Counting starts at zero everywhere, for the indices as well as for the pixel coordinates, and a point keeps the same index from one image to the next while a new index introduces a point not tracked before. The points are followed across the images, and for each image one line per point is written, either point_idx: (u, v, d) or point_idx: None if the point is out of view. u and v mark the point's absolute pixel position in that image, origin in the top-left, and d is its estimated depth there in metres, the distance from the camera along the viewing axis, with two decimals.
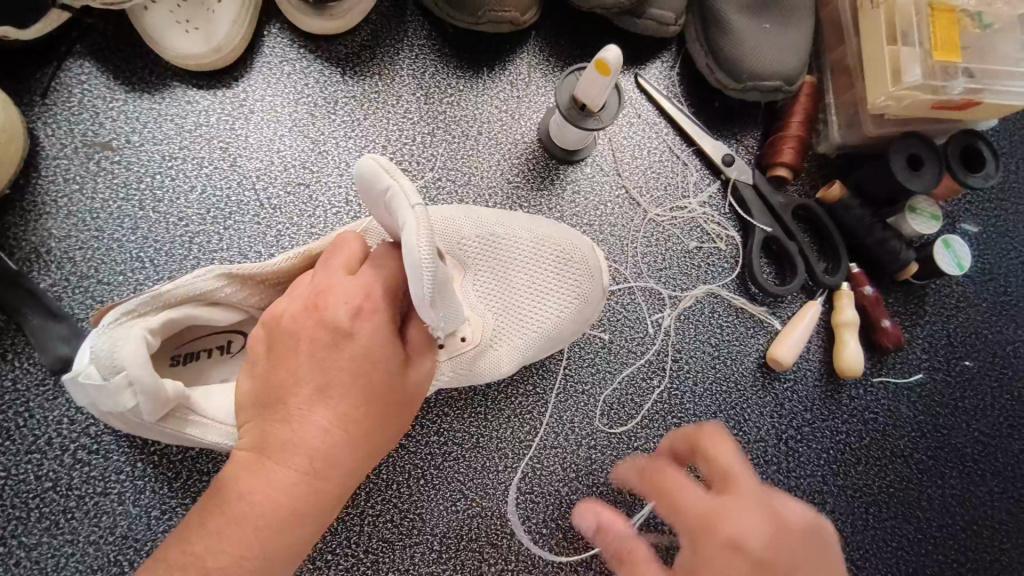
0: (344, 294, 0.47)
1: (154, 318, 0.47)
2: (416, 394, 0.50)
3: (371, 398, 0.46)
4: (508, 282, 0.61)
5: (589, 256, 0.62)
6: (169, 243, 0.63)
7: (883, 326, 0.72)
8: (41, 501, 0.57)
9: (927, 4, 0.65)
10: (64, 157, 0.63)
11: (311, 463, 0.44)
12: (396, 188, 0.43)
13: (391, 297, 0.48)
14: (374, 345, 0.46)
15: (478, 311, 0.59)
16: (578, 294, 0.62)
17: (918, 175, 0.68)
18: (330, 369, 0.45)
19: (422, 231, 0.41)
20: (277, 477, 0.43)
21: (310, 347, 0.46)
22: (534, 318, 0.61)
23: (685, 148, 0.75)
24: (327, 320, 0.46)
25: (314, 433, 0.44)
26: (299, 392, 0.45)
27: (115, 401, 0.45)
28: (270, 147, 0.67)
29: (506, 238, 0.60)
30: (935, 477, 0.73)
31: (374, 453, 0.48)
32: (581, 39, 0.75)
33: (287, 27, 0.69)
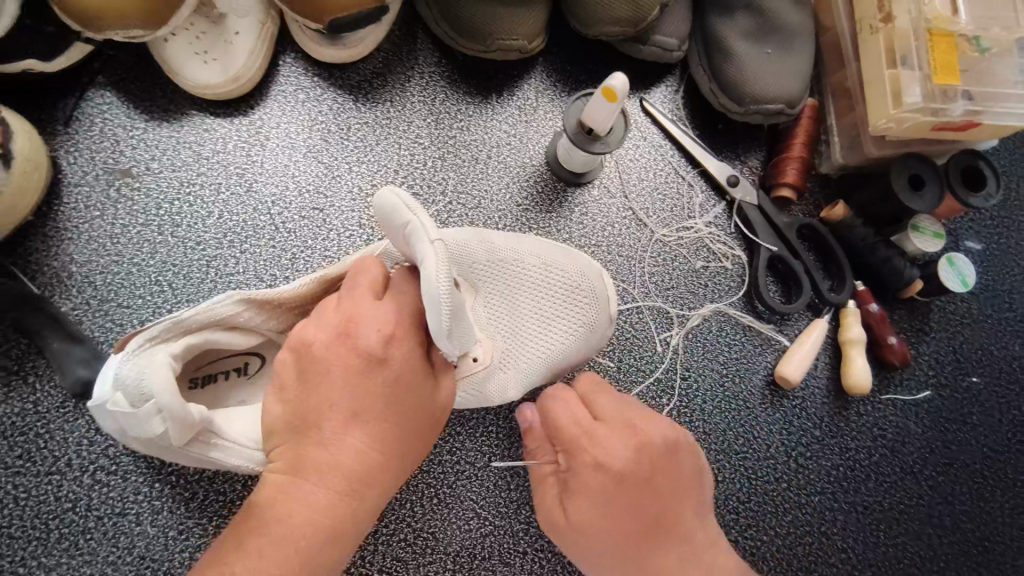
0: (375, 320, 0.47)
1: (178, 344, 0.49)
2: (441, 416, 0.51)
3: (402, 420, 0.47)
4: (516, 307, 0.61)
5: (597, 287, 0.63)
6: (187, 267, 0.64)
7: (889, 343, 0.73)
8: (61, 522, 0.58)
9: (925, 27, 0.66)
10: (86, 184, 0.64)
11: (347, 484, 0.45)
12: (414, 223, 0.45)
13: (418, 322, 0.49)
14: (407, 369, 0.48)
15: (488, 332, 0.60)
16: (583, 324, 0.63)
17: (920, 195, 0.69)
18: (365, 394, 0.46)
19: (441, 266, 0.43)
20: (316, 497, 0.44)
21: (344, 372, 0.46)
22: (540, 345, 0.62)
23: (690, 170, 0.77)
24: (360, 347, 0.46)
25: (351, 454, 0.45)
26: (335, 416, 0.46)
27: (143, 427, 0.45)
28: (285, 173, 0.69)
29: (515, 262, 0.61)
30: (945, 494, 0.73)
31: (401, 472, 0.49)
32: (587, 65, 0.77)
33: (301, 57, 0.71)
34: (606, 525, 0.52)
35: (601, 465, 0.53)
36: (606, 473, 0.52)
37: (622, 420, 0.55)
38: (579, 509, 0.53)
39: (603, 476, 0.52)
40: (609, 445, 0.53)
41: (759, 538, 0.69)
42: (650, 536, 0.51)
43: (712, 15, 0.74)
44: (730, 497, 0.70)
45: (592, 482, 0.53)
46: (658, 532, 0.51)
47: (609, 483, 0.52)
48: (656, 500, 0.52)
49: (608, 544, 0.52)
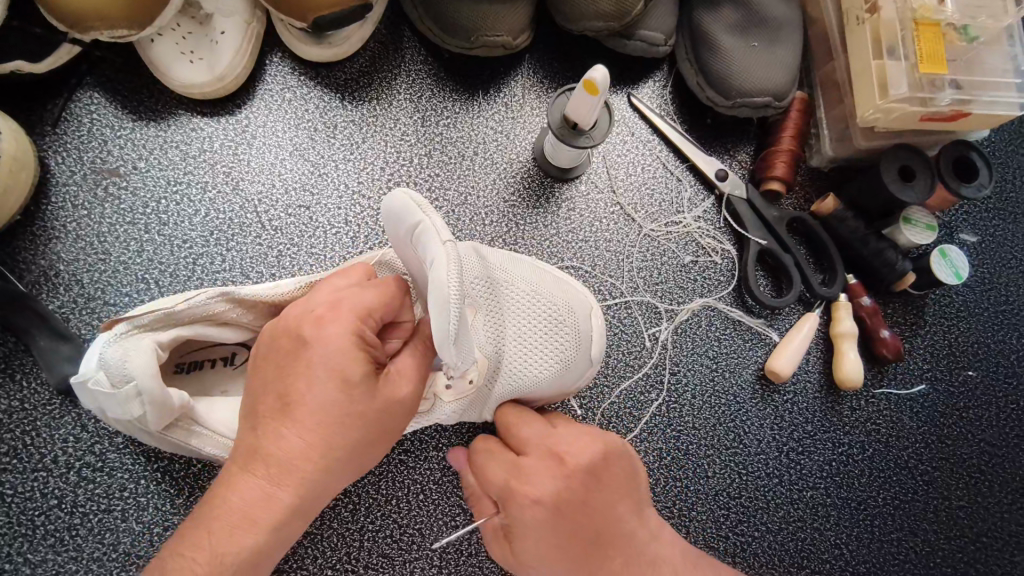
0: (315, 309, 0.46)
1: (165, 333, 0.49)
2: (392, 412, 0.46)
3: (330, 413, 0.44)
4: (503, 330, 0.59)
5: (581, 323, 0.63)
6: (173, 265, 0.65)
7: (882, 337, 0.72)
8: (46, 519, 0.58)
9: (910, 17, 0.66)
10: (74, 184, 0.65)
11: (267, 473, 0.44)
12: (426, 223, 0.43)
13: (363, 313, 0.46)
14: (332, 351, 0.44)
15: (485, 350, 0.57)
16: (562, 360, 0.61)
17: (910, 186, 0.69)
18: (288, 379, 0.45)
19: (451, 268, 0.40)
20: (239, 482, 0.44)
21: (275, 357, 0.46)
22: (527, 370, 0.60)
23: (679, 165, 0.76)
24: (294, 329, 0.46)
25: (273, 444, 0.44)
26: (268, 407, 0.45)
27: (120, 408, 0.47)
28: (271, 171, 0.69)
29: (505, 288, 0.60)
30: (941, 489, 0.72)
31: (338, 470, 0.45)
32: (574, 60, 0.77)
33: (288, 57, 0.72)
34: (548, 552, 0.51)
35: (535, 498, 0.51)
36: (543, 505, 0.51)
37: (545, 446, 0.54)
38: (524, 547, 0.52)
39: (540, 509, 0.51)
40: (535, 478, 0.52)
41: (749, 534, 0.68)
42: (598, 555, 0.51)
43: (698, 8, 0.74)
44: (720, 493, 0.69)
45: (529, 519, 0.51)
46: (600, 550, 0.52)
47: (546, 514, 0.51)
48: (590, 518, 0.52)
49: (561, 572, 0.52)
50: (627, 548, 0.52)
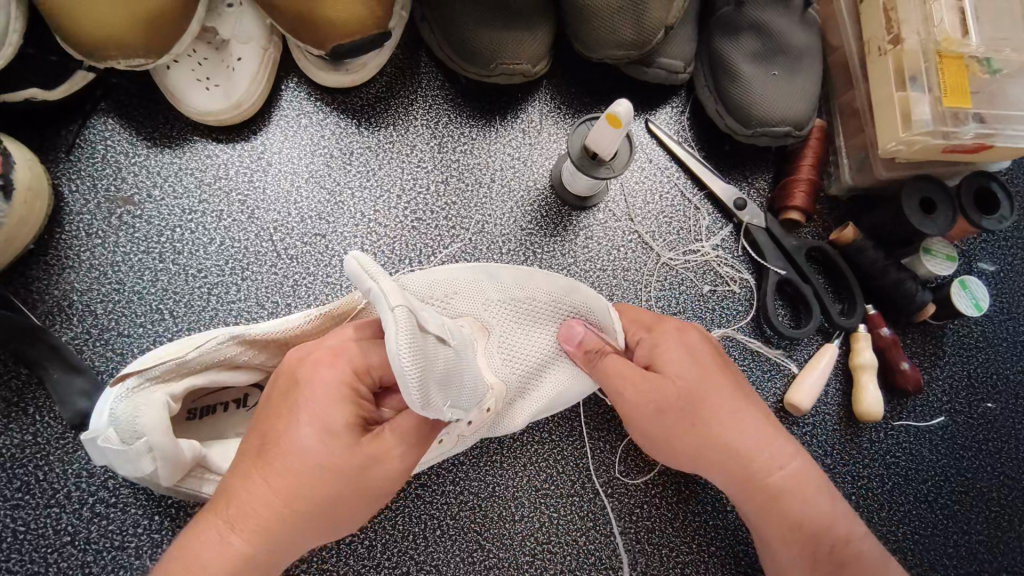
0: (315, 354, 0.47)
1: (178, 384, 0.49)
2: (373, 472, 0.45)
3: (306, 460, 0.43)
4: (528, 345, 0.61)
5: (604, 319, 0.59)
6: (188, 295, 0.64)
7: (902, 368, 0.71)
8: (59, 556, 0.57)
9: (934, 49, 0.65)
10: (88, 213, 0.64)
11: (228, 516, 0.43)
12: (375, 289, 0.44)
13: (362, 365, 0.47)
14: (318, 395, 0.44)
15: (500, 375, 0.59)
16: None
17: (932, 218, 0.68)
18: (272, 420, 0.45)
19: (400, 333, 0.41)
20: (202, 529, 0.43)
21: (267, 399, 0.46)
22: (555, 379, 0.61)
23: (696, 193, 0.76)
24: (290, 373, 0.46)
25: (240, 490, 0.43)
26: (248, 450, 0.44)
27: (134, 466, 0.46)
28: (288, 199, 0.68)
29: (526, 300, 0.61)
30: (961, 523, 0.72)
31: (304, 527, 0.44)
32: (591, 86, 0.76)
33: (304, 82, 0.71)
34: (699, 375, 0.57)
35: (654, 334, 0.60)
36: (686, 336, 0.60)
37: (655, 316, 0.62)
38: (675, 363, 0.57)
39: (693, 338, 0.59)
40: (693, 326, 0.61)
41: None
42: (713, 385, 0.57)
43: (717, 36, 0.73)
44: (740, 527, 0.68)
45: (678, 344, 0.58)
46: (720, 397, 0.57)
47: (701, 349, 0.59)
48: (724, 369, 0.59)
49: (688, 399, 0.56)
50: (743, 406, 0.57)
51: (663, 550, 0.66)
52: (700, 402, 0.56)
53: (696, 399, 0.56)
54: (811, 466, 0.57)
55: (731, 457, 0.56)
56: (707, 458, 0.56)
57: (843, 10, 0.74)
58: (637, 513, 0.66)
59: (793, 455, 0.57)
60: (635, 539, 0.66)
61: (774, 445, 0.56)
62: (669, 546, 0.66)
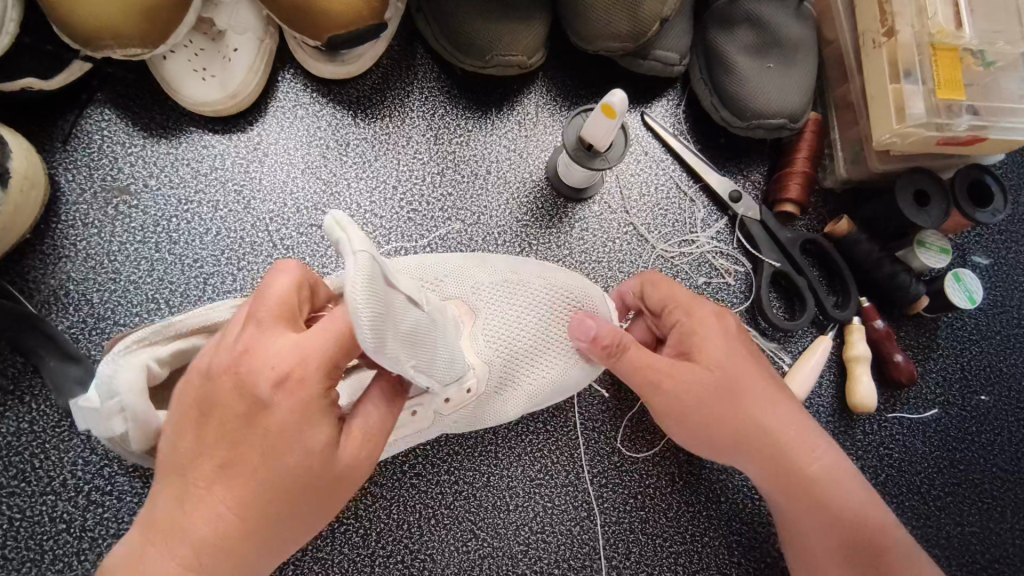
0: (269, 365, 0.39)
1: (163, 349, 0.48)
2: (345, 480, 0.43)
3: (281, 484, 0.40)
4: (515, 330, 0.60)
5: (601, 307, 0.62)
6: (184, 285, 0.64)
7: (895, 360, 0.72)
8: (54, 543, 0.57)
9: (927, 43, 0.64)
10: (84, 203, 0.64)
11: (190, 554, 0.39)
12: (339, 237, 0.39)
13: (329, 365, 0.40)
14: (295, 418, 0.40)
15: (481, 356, 0.59)
16: None
17: (926, 211, 0.68)
18: (240, 447, 0.39)
19: (362, 284, 0.37)
20: (158, 565, 0.39)
21: (222, 418, 0.39)
22: (540, 368, 0.61)
23: (692, 185, 0.76)
24: (245, 387, 0.39)
25: (205, 517, 0.39)
26: (205, 476, 0.40)
27: (104, 426, 0.47)
28: (284, 190, 0.68)
29: (516, 285, 0.62)
30: (953, 514, 0.72)
31: (273, 540, 0.41)
32: (587, 79, 0.76)
33: (301, 72, 0.71)
34: (737, 363, 0.56)
35: (693, 317, 0.58)
36: (723, 322, 0.58)
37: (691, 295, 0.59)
38: (714, 352, 0.56)
39: (727, 325, 0.58)
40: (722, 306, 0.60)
41: (763, 560, 0.67)
42: (750, 374, 0.56)
43: (713, 29, 0.73)
44: (734, 518, 0.68)
45: (713, 332, 0.57)
46: (757, 386, 0.56)
47: (737, 336, 0.58)
48: (756, 355, 0.58)
49: (726, 389, 0.55)
50: (777, 393, 0.57)
51: (656, 540, 0.66)
52: (739, 391, 0.56)
53: (735, 389, 0.55)
54: (837, 451, 0.59)
55: (768, 444, 0.56)
56: (746, 446, 0.56)
57: (838, 4, 0.74)
58: (631, 503, 0.66)
59: (825, 443, 0.58)
60: (629, 528, 0.66)
61: (806, 430, 0.58)
62: (663, 536, 0.66)
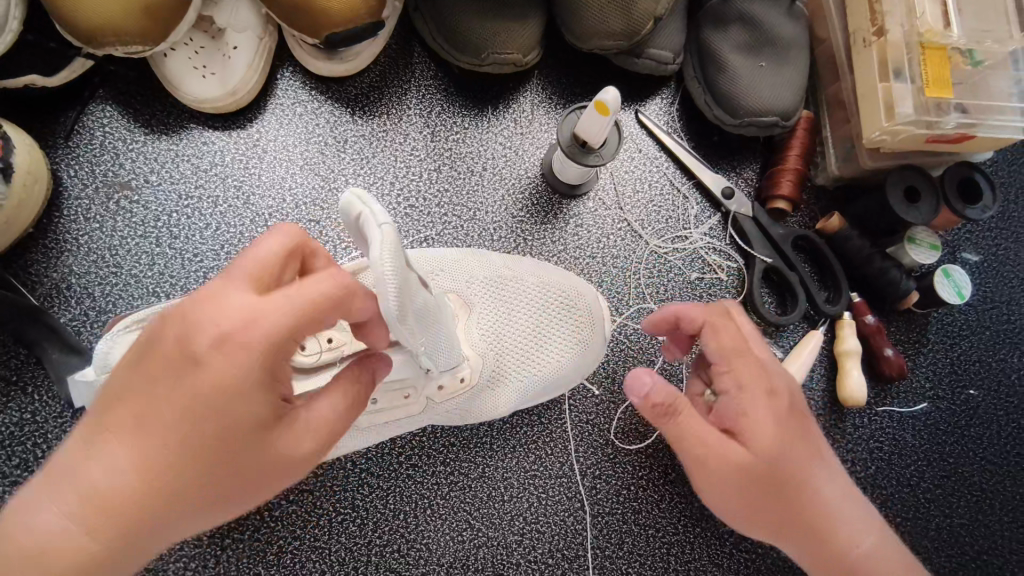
0: (218, 322, 0.38)
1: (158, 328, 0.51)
2: (270, 470, 0.41)
3: (197, 449, 0.38)
4: (510, 324, 0.63)
5: (592, 303, 0.65)
6: (184, 279, 0.65)
7: (885, 355, 0.73)
8: None
9: (916, 42, 0.66)
10: (86, 198, 0.65)
11: (86, 503, 0.37)
12: (366, 212, 0.43)
13: (277, 339, 0.39)
14: (228, 382, 0.38)
15: (476, 348, 0.61)
16: (578, 339, 0.64)
17: (916, 207, 0.69)
18: (168, 400, 0.38)
19: (386, 247, 0.40)
20: (49, 505, 0.37)
21: (160, 366, 0.39)
22: (534, 363, 0.63)
23: (686, 182, 0.77)
24: (187, 336, 0.39)
25: (106, 467, 0.37)
26: (124, 426, 0.38)
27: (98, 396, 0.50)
28: (283, 185, 0.69)
29: (511, 280, 0.64)
30: (942, 507, 0.73)
31: (175, 521, 0.39)
32: (583, 77, 0.77)
33: (299, 70, 0.72)
34: (789, 447, 0.49)
35: (743, 388, 0.50)
36: (774, 398, 0.50)
37: (742, 341, 0.52)
38: (762, 432, 0.48)
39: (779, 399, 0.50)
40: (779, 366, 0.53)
41: (754, 550, 0.69)
42: (804, 456, 0.49)
43: (707, 28, 0.74)
44: None
45: (761, 410, 0.49)
46: (810, 469, 0.49)
47: (789, 413, 0.50)
48: (812, 432, 0.51)
49: (777, 473, 0.48)
50: (830, 475, 0.51)
51: (649, 531, 0.67)
52: (789, 477, 0.49)
53: (784, 476, 0.48)
54: (897, 538, 0.52)
55: (821, 536, 0.50)
56: (792, 536, 0.50)
57: (830, 3, 0.75)
58: (624, 495, 0.68)
59: (883, 531, 0.52)
60: (622, 519, 0.67)
61: (861, 514, 0.51)
62: (655, 527, 0.67)
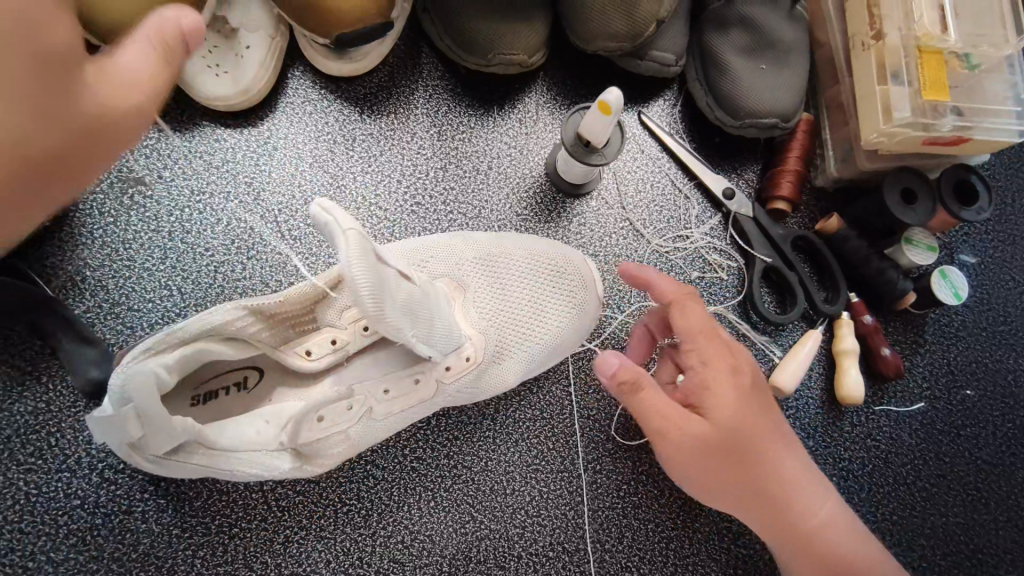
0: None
1: (172, 355, 0.47)
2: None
3: None
4: (508, 299, 0.66)
5: (580, 267, 0.69)
6: (196, 272, 0.67)
7: (883, 354, 0.74)
8: (69, 518, 0.60)
9: (914, 45, 0.67)
10: (101, 192, 0.67)
11: None
12: (331, 222, 0.46)
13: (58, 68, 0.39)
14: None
15: (477, 327, 0.63)
16: (574, 303, 0.68)
17: (912, 208, 0.71)
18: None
19: (352, 249, 0.44)
20: None
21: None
22: (534, 330, 0.66)
23: (687, 183, 0.78)
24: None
25: None
26: None
27: (123, 431, 0.45)
28: (292, 183, 0.71)
29: (501, 257, 0.67)
30: (938, 505, 0.74)
31: None
32: (587, 79, 0.79)
33: (310, 70, 0.73)
34: (748, 418, 0.54)
35: (706, 365, 0.55)
36: (737, 374, 0.55)
37: (705, 323, 0.57)
38: (723, 405, 0.53)
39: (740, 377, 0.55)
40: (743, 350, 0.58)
41: (751, 545, 0.70)
42: (761, 430, 0.54)
43: (709, 31, 0.76)
44: None
45: (725, 385, 0.54)
46: (764, 441, 0.54)
47: (750, 389, 0.55)
48: (771, 411, 0.56)
49: (736, 444, 0.53)
50: (782, 447, 0.56)
51: (648, 525, 0.68)
52: (748, 446, 0.53)
53: (742, 447, 0.53)
54: (835, 503, 0.58)
55: (766, 499, 0.55)
56: (743, 499, 0.55)
57: (830, 7, 0.77)
58: (624, 489, 0.69)
59: (823, 498, 0.57)
60: (622, 513, 0.68)
61: (806, 482, 0.57)
62: (654, 522, 0.68)
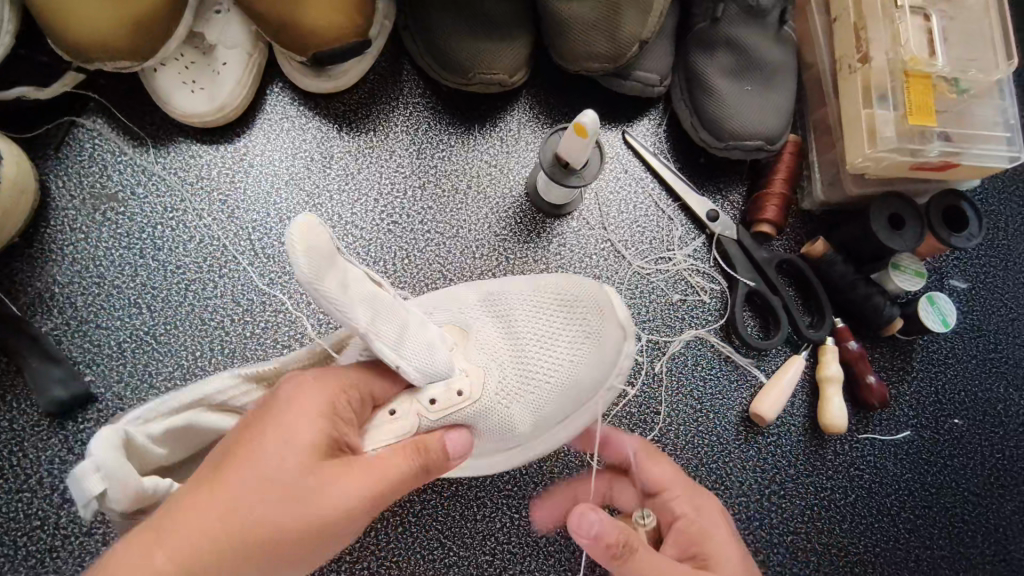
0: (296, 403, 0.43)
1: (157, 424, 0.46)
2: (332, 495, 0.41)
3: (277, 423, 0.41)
4: (516, 335, 0.57)
5: (595, 295, 0.58)
6: (166, 290, 0.66)
7: (868, 382, 0.72)
8: (29, 539, 0.59)
9: (901, 69, 0.66)
10: (73, 208, 0.66)
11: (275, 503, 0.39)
12: None
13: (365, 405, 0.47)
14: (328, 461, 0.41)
15: (478, 364, 0.54)
16: (588, 335, 0.56)
17: (899, 234, 0.69)
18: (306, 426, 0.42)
19: (302, 241, 0.41)
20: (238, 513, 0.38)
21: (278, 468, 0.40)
22: (543, 365, 0.56)
23: (671, 204, 0.77)
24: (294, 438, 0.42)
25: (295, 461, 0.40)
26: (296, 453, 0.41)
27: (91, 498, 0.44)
28: (267, 200, 0.70)
29: (503, 294, 0.60)
30: (922, 537, 0.72)
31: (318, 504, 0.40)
32: (570, 97, 0.78)
33: (289, 86, 0.73)
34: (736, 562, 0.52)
35: (694, 510, 0.55)
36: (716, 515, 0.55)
37: (676, 471, 0.58)
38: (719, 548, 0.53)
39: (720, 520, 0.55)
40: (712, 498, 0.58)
41: None
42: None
43: (693, 52, 0.75)
44: None
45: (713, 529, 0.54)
46: None
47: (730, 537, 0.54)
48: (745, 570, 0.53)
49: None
50: None
51: None
52: None
53: None
54: None
55: None
56: None
57: (818, 29, 0.75)
58: None
59: None
60: None
61: None
62: None
